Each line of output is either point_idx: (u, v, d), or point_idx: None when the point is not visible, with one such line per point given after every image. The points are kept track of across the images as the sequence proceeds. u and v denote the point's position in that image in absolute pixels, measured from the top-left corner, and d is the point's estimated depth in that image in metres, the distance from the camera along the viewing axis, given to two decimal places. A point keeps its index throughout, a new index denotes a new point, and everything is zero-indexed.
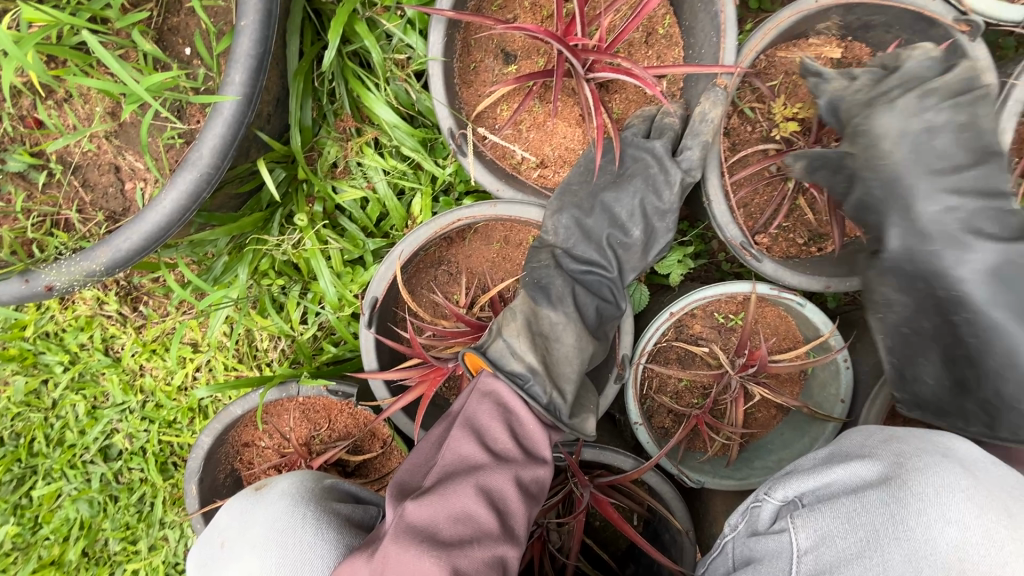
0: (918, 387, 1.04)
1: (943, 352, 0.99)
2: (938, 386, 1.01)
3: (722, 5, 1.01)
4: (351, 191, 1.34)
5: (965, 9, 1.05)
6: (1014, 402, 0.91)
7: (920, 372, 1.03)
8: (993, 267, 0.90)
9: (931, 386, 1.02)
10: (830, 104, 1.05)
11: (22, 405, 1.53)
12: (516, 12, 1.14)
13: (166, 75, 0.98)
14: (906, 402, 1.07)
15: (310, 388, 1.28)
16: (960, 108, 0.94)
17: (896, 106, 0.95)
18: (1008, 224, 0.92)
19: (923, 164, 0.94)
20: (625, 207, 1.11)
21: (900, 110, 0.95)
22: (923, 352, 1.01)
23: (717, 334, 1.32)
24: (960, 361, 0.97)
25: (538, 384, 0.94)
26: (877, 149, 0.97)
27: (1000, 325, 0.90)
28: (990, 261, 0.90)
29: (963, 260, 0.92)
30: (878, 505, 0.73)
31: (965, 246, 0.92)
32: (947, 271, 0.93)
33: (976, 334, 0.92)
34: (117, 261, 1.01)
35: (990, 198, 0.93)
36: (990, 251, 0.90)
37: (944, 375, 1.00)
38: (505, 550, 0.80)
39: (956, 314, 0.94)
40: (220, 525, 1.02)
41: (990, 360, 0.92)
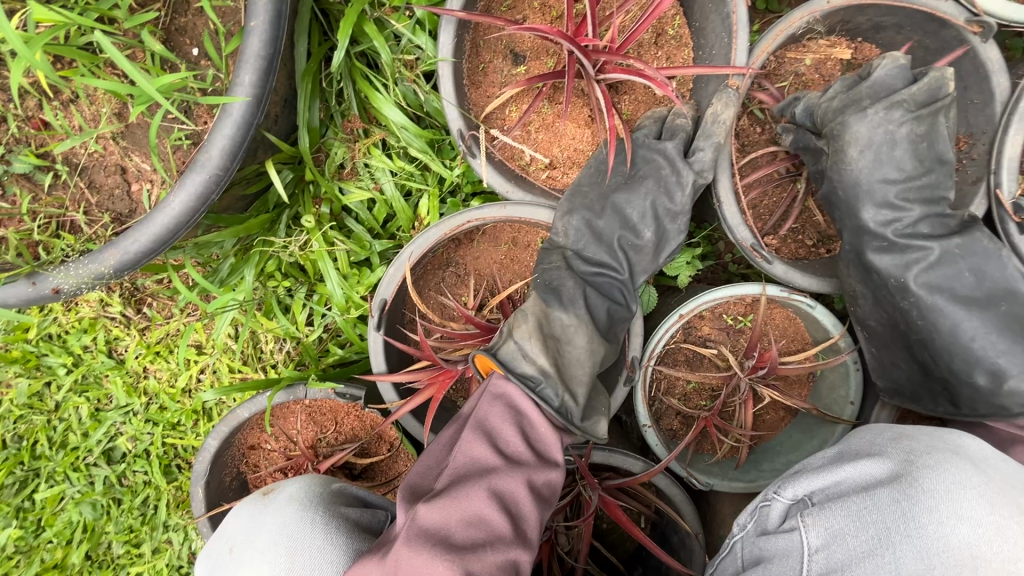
0: (894, 372, 1.12)
1: (905, 337, 1.07)
2: (908, 371, 1.10)
3: (734, 6, 1.00)
4: (358, 192, 1.34)
5: (979, 10, 1.02)
6: (965, 377, 1.00)
7: (892, 358, 1.11)
8: (933, 262, 1.00)
9: (904, 371, 1.10)
10: (807, 109, 1.07)
11: (24, 407, 1.52)
12: (525, 13, 1.13)
13: (177, 76, 0.98)
14: (884, 389, 1.15)
15: (317, 391, 1.26)
16: (923, 119, 0.98)
17: (868, 114, 0.98)
18: (945, 226, 1.02)
19: (881, 173, 1.00)
20: (637, 208, 1.10)
21: (871, 118, 0.98)
22: (888, 340, 1.11)
23: (726, 336, 1.31)
24: (918, 347, 1.06)
25: (550, 387, 0.94)
26: (843, 153, 1.01)
27: (941, 308, 1.00)
28: (930, 257, 1.00)
29: (905, 257, 1.01)
30: (889, 503, 0.72)
31: (907, 244, 1.01)
32: (894, 267, 1.02)
33: (924, 318, 1.01)
34: (125, 263, 1.01)
35: (931, 201, 1.02)
36: (929, 248, 1.00)
37: (910, 361, 1.08)
38: (517, 553, 0.79)
39: (904, 302, 1.03)
40: (228, 531, 1.01)
41: (938, 341, 1.01)
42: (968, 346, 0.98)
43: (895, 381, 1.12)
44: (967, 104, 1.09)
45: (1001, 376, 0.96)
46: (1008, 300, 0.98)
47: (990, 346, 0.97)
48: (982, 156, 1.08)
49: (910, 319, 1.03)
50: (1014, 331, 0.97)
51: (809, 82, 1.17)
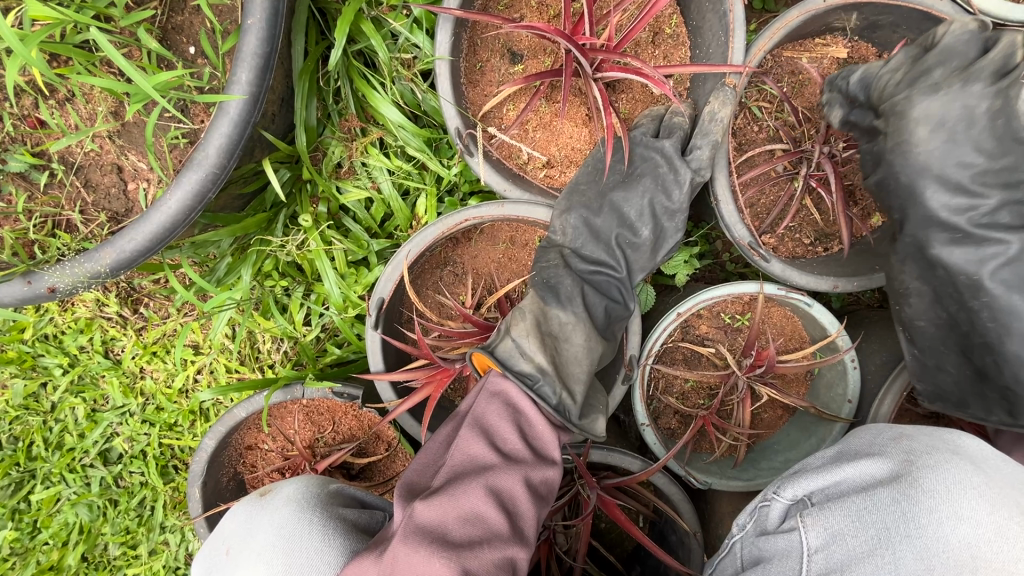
0: (939, 377, 1.03)
1: (961, 339, 0.96)
2: (956, 376, 1.00)
3: (731, 5, 1.00)
4: (355, 191, 1.33)
5: (975, 10, 1.04)
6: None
7: (938, 361, 1.02)
8: (1014, 257, 0.86)
9: (952, 375, 1.00)
10: (863, 80, 1.01)
11: (20, 408, 1.51)
12: (522, 11, 1.14)
13: (173, 73, 0.97)
14: (926, 394, 1.06)
15: (315, 391, 1.27)
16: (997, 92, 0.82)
17: (939, 90, 0.86)
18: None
19: (955, 156, 0.85)
20: (635, 207, 1.10)
21: (942, 94, 0.85)
22: (942, 343, 1.00)
23: (723, 334, 1.31)
24: (977, 352, 0.94)
25: (548, 385, 0.94)
26: (908, 135, 0.88)
27: (1018, 311, 0.87)
28: (1010, 252, 0.87)
29: (980, 253, 0.88)
30: (889, 503, 0.72)
31: (985, 237, 0.87)
32: (967, 264, 0.89)
33: (996, 322, 0.89)
34: (121, 262, 1.00)
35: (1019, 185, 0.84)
36: (1008, 241, 0.86)
37: (962, 364, 0.98)
38: (515, 551, 0.79)
39: (974, 303, 0.90)
40: (225, 532, 1.00)
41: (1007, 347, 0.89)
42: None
43: (939, 385, 1.03)
44: None
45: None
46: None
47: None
48: None
49: (978, 322, 0.91)
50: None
51: (806, 81, 1.18)
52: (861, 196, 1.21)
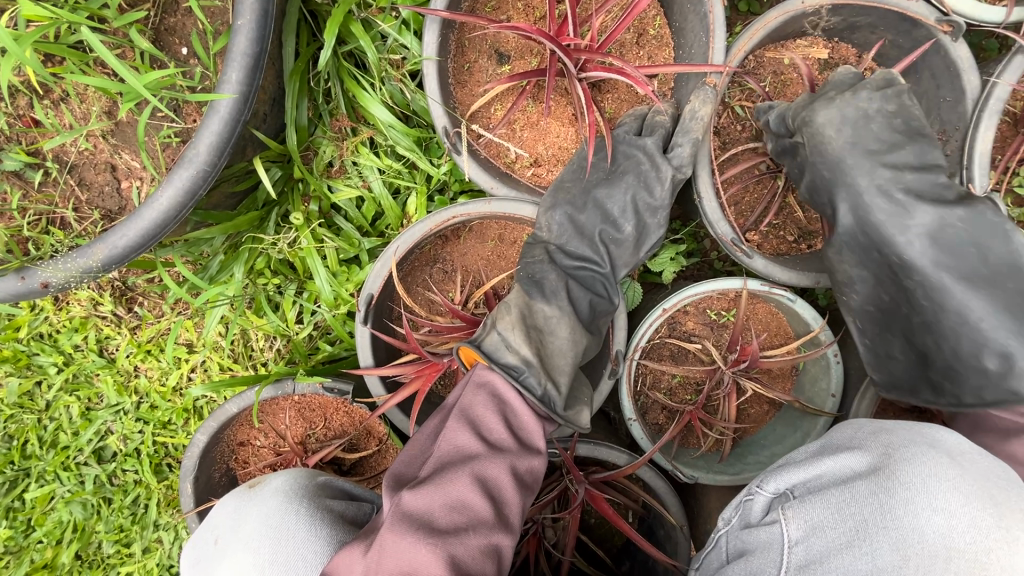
0: (891, 365, 1.10)
1: (906, 321, 1.06)
2: (904, 363, 1.08)
3: (711, 6, 1.03)
4: (347, 190, 1.36)
5: (948, 9, 1.06)
6: (973, 360, 0.97)
7: (887, 349, 1.10)
8: (935, 232, 0.98)
9: (901, 361, 1.09)
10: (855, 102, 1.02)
11: (15, 407, 1.52)
12: (509, 13, 1.16)
13: (163, 73, 0.99)
14: (883, 385, 1.12)
15: (305, 386, 1.28)
16: (890, 98, 1.02)
17: (833, 102, 1.03)
18: (948, 198, 1.00)
19: (862, 146, 1.02)
20: (618, 203, 1.13)
21: (837, 103, 1.03)
22: (885, 329, 1.10)
23: (710, 330, 1.33)
24: (921, 330, 1.04)
25: (533, 376, 0.95)
26: (820, 135, 1.02)
27: (947, 285, 0.98)
28: (930, 227, 0.98)
29: (906, 226, 0.99)
30: (867, 495, 0.75)
31: (913, 206, 0.99)
32: (893, 235, 1.00)
33: (929, 298, 1.00)
34: (114, 257, 1.02)
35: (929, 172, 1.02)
36: (926, 215, 0.99)
37: (909, 349, 1.07)
38: (499, 538, 0.81)
39: (908, 282, 1.02)
40: (213, 523, 1.02)
41: (945, 320, 0.99)
42: (978, 327, 0.96)
43: (892, 374, 1.10)
44: (939, 102, 1.12)
45: (1011, 359, 0.93)
46: (1013, 277, 0.96)
47: (998, 326, 0.95)
48: (955, 152, 1.10)
49: (914, 299, 1.02)
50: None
51: (789, 81, 1.20)
52: None
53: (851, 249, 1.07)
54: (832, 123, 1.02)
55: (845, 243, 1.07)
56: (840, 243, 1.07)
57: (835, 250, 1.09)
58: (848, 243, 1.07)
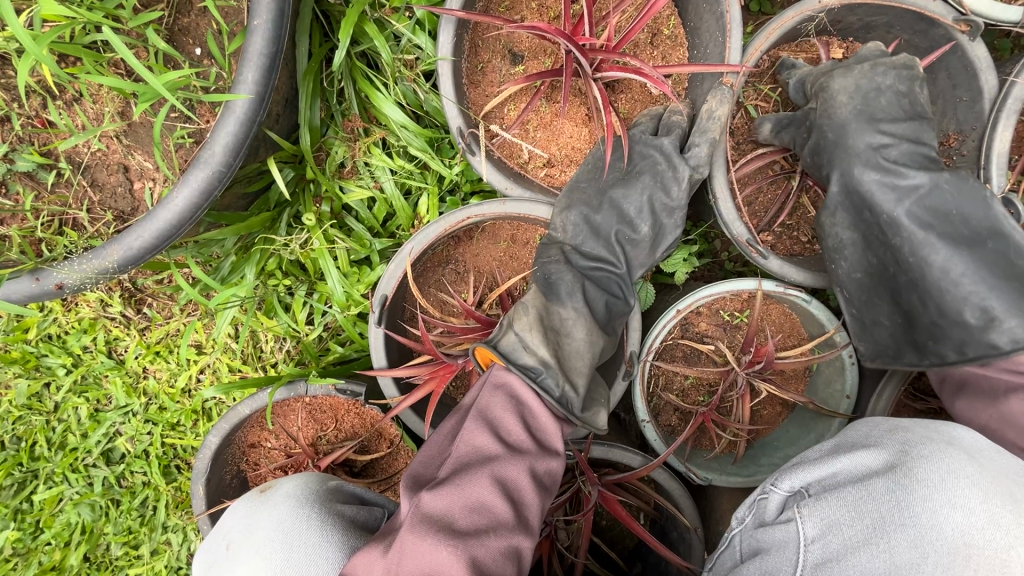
0: (876, 332, 1.11)
1: (892, 283, 1.05)
2: (890, 328, 1.08)
3: (728, 5, 1.02)
4: (358, 191, 1.35)
5: (967, 10, 1.03)
6: (954, 317, 0.97)
7: (875, 315, 1.10)
8: (923, 195, 0.99)
9: (888, 327, 1.09)
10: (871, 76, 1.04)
11: (23, 408, 1.52)
12: (523, 13, 1.16)
13: (180, 73, 0.99)
14: (869, 353, 1.13)
15: (318, 388, 1.27)
16: (903, 79, 1.03)
17: (850, 71, 1.05)
18: (932, 166, 1.02)
19: (867, 114, 1.03)
20: (634, 203, 1.12)
21: (856, 72, 1.04)
22: (874, 293, 1.09)
23: (722, 331, 1.33)
24: (908, 290, 1.02)
25: (551, 377, 0.94)
26: (833, 100, 1.04)
27: (933, 243, 0.97)
28: (920, 190, 0.99)
29: (895, 188, 1.00)
30: (884, 493, 0.74)
31: (901, 171, 1.00)
32: (881, 196, 1.01)
33: (915, 256, 0.99)
34: (129, 259, 1.01)
35: (917, 141, 1.03)
36: (918, 179, 0.99)
37: (895, 314, 1.07)
38: (519, 540, 0.80)
39: (896, 240, 1.01)
40: (224, 527, 1.01)
41: (926, 278, 0.99)
42: (959, 283, 0.96)
43: (878, 341, 1.11)
44: (956, 103, 1.12)
45: (991, 314, 0.93)
46: (995, 238, 0.96)
47: (980, 282, 0.94)
48: (971, 152, 1.11)
49: (901, 258, 1.01)
50: (1007, 274, 0.94)
51: None
52: None
53: (844, 213, 1.07)
54: (847, 87, 1.04)
55: (838, 207, 1.07)
56: (834, 207, 1.08)
57: (830, 215, 1.09)
58: (841, 206, 1.07)
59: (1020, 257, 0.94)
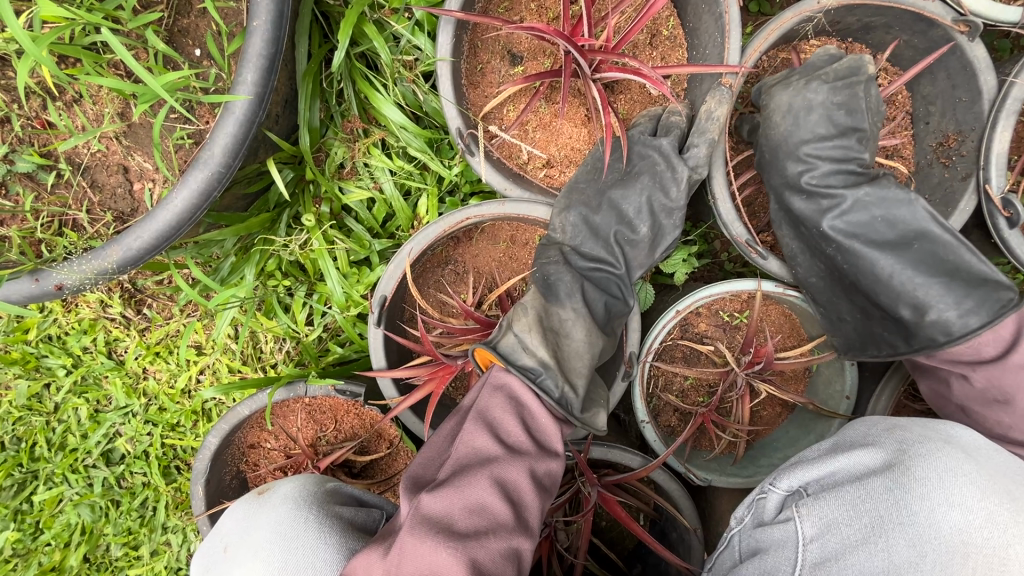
0: (843, 328, 1.13)
1: (842, 284, 1.08)
2: (853, 323, 1.10)
3: (727, 6, 1.02)
4: (358, 192, 1.36)
5: (965, 10, 1.03)
6: (891, 313, 1.03)
7: (838, 312, 1.11)
8: (846, 209, 1.03)
9: (851, 324, 1.11)
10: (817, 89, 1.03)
11: (23, 409, 1.52)
12: (522, 14, 1.16)
13: (180, 74, 0.99)
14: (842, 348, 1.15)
15: (318, 389, 1.28)
16: (840, 90, 1.02)
17: (789, 86, 1.05)
18: (860, 177, 1.04)
19: (797, 135, 1.05)
20: (633, 204, 1.12)
21: (790, 89, 1.05)
22: (828, 295, 1.12)
23: (722, 332, 1.33)
24: (854, 291, 1.07)
25: (550, 378, 0.94)
26: (770, 120, 1.07)
27: (862, 251, 1.02)
28: (843, 205, 1.03)
29: (820, 205, 1.04)
30: (882, 492, 0.74)
31: (823, 190, 1.04)
32: (810, 214, 1.05)
33: (849, 263, 1.04)
34: (128, 260, 1.02)
35: (843, 159, 1.04)
36: (840, 196, 1.03)
37: (853, 312, 1.10)
38: (519, 541, 0.80)
39: (829, 251, 1.05)
40: (223, 529, 1.01)
41: (864, 282, 1.04)
42: (890, 284, 1.01)
43: (847, 337, 1.13)
44: (955, 103, 1.12)
45: (924, 310, 0.99)
46: (921, 240, 1.00)
47: (909, 281, 0.99)
48: (971, 152, 1.10)
49: (839, 265, 1.06)
50: (937, 270, 0.99)
51: None
52: None
53: (789, 225, 1.11)
54: (778, 109, 1.06)
55: (784, 220, 1.12)
56: (782, 220, 1.12)
57: (780, 227, 1.13)
58: (786, 218, 1.11)
59: (947, 254, 0.98)
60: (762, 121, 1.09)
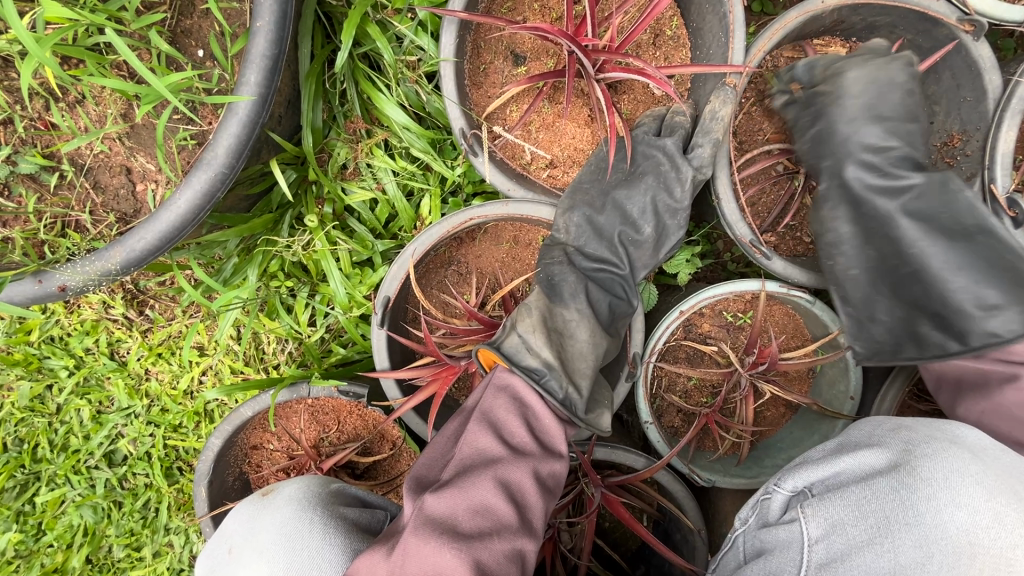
0: (873, 329, 1.06)
1: (889, 278, 1.02)
2: (888, 323, 1.04)
3: (731, 6, 1.02)
4: (361, 192, 1.35)
5: (970, 10, 1.03)
6: (947, 311, 0.95)
7: (873, 310, 1.05)
8: (916, 193, 0.97)
9: (886, 324, 1.04)
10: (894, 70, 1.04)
11: (26, 410, 1.52)
12: (525, 14, 1.16)
13: (184, 74, 0.99)
14: (864, 351, 1.08)
15: (320, 389, 1.27)
16: (914, 75, 1.03)
17: (862, 64, 1.04)
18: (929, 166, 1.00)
19: (874, 110, 1.02)
20: (637, 204, 1.11)
21: (867, 65, 1.03)
22: (873, 289, 1.04)
23: (726, 333, 1.32)
24: (904, 285, 1.00)
25: (555, 379, 0.94)
26: (842, 91, 1.04)
27: (925, 239, 0.96)
28: (914, 188, 0.98)
29: (888, 185, 0.99)
30: (888, 492, 0.73)
31: (894, 171, 1.00)
32: (875, 194, 1.00)
33: (907, 251, 0.98)
34: (131, 260, 1.01)
35: (913, 145, 1.02)
36: (913, 178, 0.98)
37: (895, 310, 1.03)
38: (523, 542, 0.80)
39: (888, 234, 0.99)
40: (227, 531, 1.01)
41: (919, 273, 0.97)
42: (951, 278, 0.94)
43: (874, 338, 1.06)
44: (960, 103, 1.11)
45: (984, 306, 0.91)
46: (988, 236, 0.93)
47: (972, 275, 0.93)
48: (976, 152, 1.10)
49: (895, 253, 0.99)
50: (1000, 270, 0.91)
51: None
52: None
53: (842, 207, 1.05)
54: (857, 81, 1.03)
55: (835, 202, 1.06)
56: (833, 202, 1.06)
57: (830, 209, 1.06)
58: (839, 200, 1.05)
59: (1015, 253, 0.91)
60: (824, 95, 1.06)
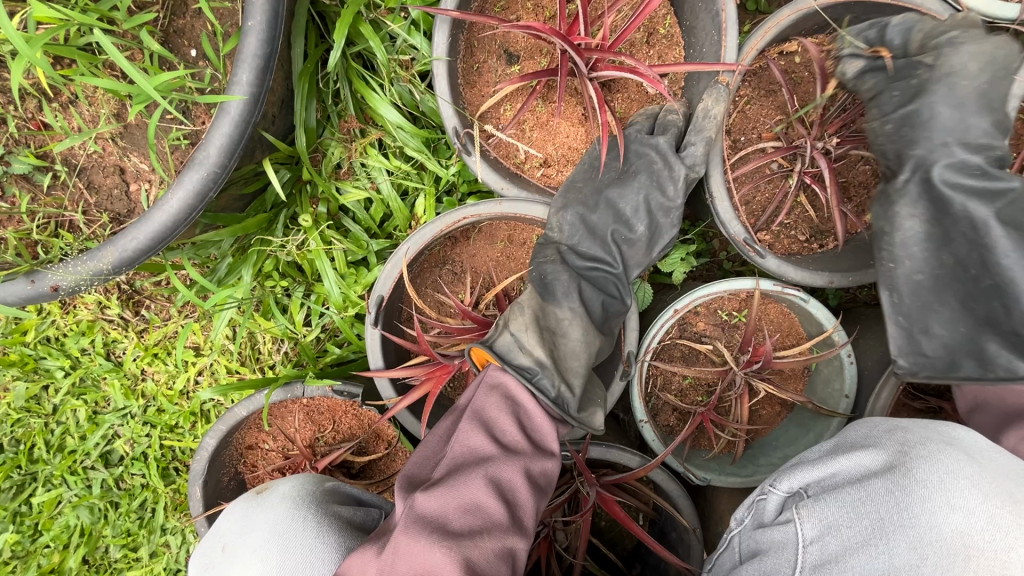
0: (925, 343, 0.94)
1: (959, 289, 0.91)
2: (945, 339, 0.93)
3: (723, 4, 1.02)
4: (355, 192, 1.35)
5: (964, 7, 1.04)
6: None
7: (927, 323, 0.93)
8: (1014, 198, 0.86)
9: (943, 339, 0.93)
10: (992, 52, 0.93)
11: (22, 411, 1.51)
12: (518, 13, 1.16)
13: (174, 74, 0.99)
14: (907, 366, 0.96)
15: (315, 389, 1.28)
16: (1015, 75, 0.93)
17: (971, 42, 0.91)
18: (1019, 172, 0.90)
19: (986, 98, 0.90)
20: (630, 203, 1.12)
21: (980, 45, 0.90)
22: (936, 298, 0.93)
23: (720, 331, 1.32)
24: (980, 298, 0.89)
25: (547, 378, 0.94)
26: (955, 67, 0.90)
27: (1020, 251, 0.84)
28: (1012, 192, 0.87)
29: (985, 187, 0.88)
30: (883, 493, 0.73)
31: (990, 172, 0.88)
32: (967, 195, 0.88)
33: (994, 261, 0.86)
34: (124, 260, 1.01)
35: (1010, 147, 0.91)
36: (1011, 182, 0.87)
37: (957, 325, 0.92)
38: (514, 541, 0.80)
39: (976, 240, 0.88)
40: (221, 529, 1.01)
41: (1004, 287, 0.86)
42: None
43: (924, 352, 0.94)
44: None
45: None
46: None
47: None
48: None
49: (979, 262, 0.88)
50: None
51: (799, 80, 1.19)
52: (855, 192, 1.21)
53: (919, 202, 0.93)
54: (972, 61, 0.89)
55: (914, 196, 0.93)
56: (914, 195, 0.93)
57: (909, 203, 0.93)
58: (916, 195, 0.93)
59: None
60: (925, 70, 0.93)
